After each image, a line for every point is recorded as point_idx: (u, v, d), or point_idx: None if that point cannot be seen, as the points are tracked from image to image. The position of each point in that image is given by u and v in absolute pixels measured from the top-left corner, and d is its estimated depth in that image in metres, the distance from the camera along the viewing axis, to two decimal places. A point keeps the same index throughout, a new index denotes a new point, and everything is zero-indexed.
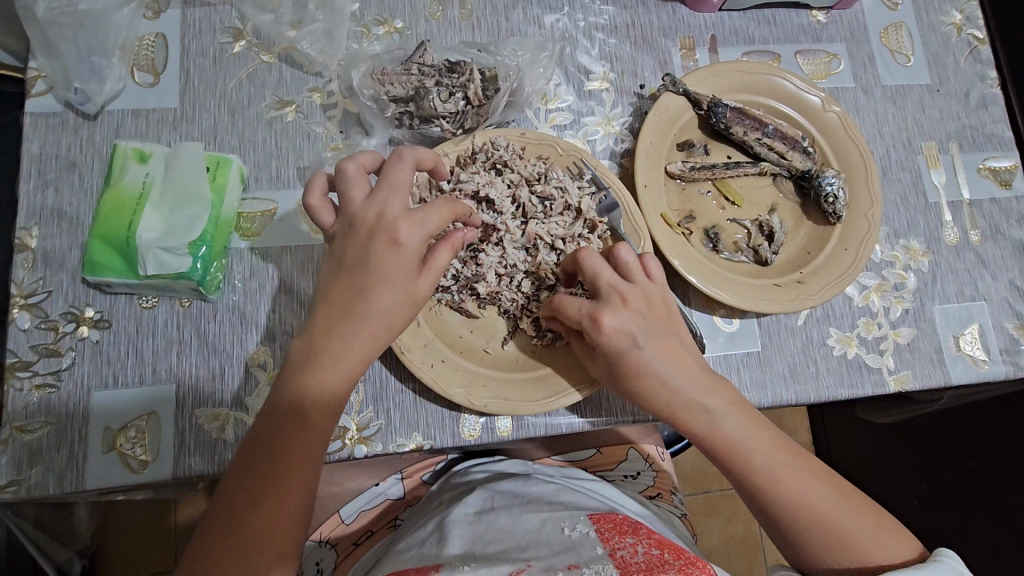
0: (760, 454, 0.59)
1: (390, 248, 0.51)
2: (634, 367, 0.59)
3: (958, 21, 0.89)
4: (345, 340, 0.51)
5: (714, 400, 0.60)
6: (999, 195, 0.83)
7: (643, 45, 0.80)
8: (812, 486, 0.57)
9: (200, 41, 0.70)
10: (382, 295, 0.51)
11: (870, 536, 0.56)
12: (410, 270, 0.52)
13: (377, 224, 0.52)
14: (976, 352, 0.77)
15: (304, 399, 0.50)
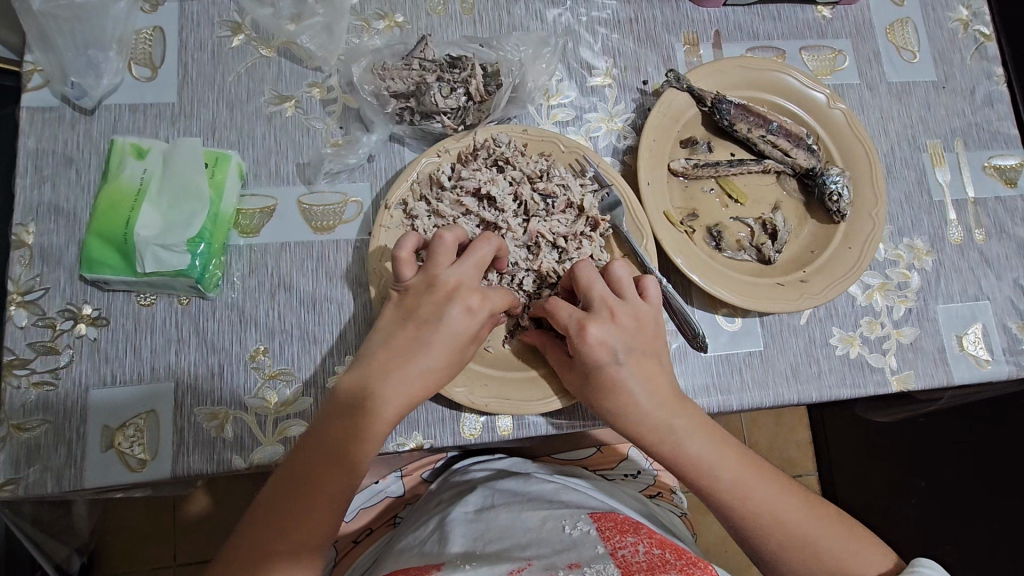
0: (730, 473, 0.58)
1: (465, 313, 0.57)
2: (607, 386, 0.59)
3: (964, 17, 0.88)
4: (408, 398, 0.56)
5: (681, 419, 0.59)
6: (1004, 193, 0.83)
7: (646, 40, 0.79)
8: (783, 500, 0.58)
9: (198, 34, 0.70)
10: (452, 363, 0.57)
11: (839, 546, 0.57)
12: (472, 336, 0.58)
13: (454, 291, 0.57)
14: (979, 352, 0.76)
15: (356, 440, 0.54)
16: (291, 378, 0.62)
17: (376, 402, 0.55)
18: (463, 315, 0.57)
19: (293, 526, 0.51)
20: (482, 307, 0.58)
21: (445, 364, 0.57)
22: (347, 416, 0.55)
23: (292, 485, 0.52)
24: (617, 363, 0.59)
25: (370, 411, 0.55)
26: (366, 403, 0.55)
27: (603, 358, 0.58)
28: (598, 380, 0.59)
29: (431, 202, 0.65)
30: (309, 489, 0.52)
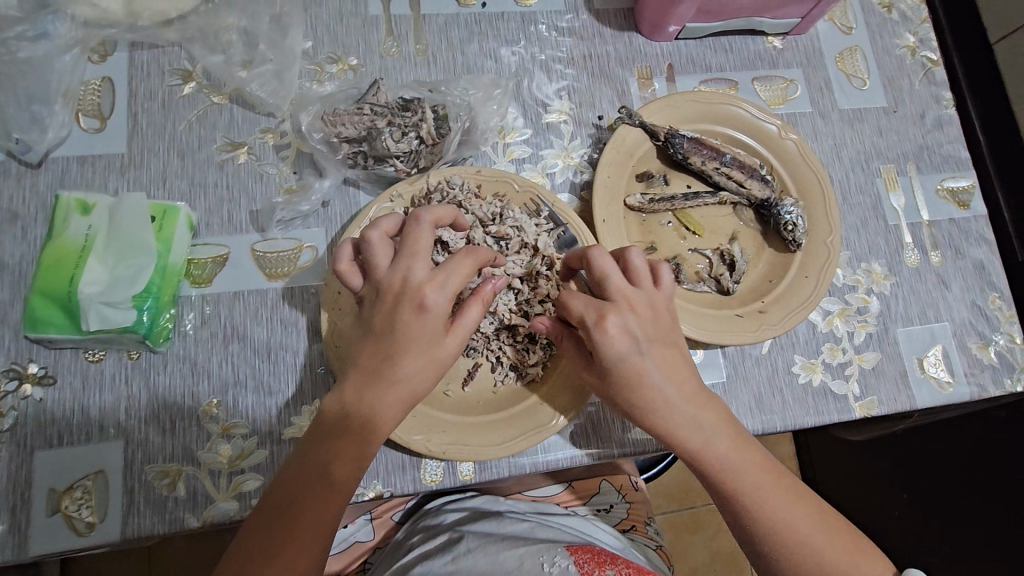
0: (751, 478, 0.57)
1: (416, 313, 0.52)
2: (634, 384, 0.56)
3: (912, 44, 0.91)
4: (375, 408, 0.52)
5: (708, 415, 0.58)
6: (958, 215, 0.84)
7: (600, 76, 0.80)
8: (796, 509, 0.57)
9: (148, 84, 0.69)
10: (415, 366, 0.52)
11: (842, 556, 0.57)
12: (441, 334, 0.53)
13: (406, 290, 0.52)
14: (940, 374, 0.77)
15: (333, 457, 0.51)
16: (247, 432, 0.61)
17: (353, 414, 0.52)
18: (413, 314, 0.52)
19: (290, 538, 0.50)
20: (435, 300, 0.52)
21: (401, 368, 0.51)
22: (331, 426, 0.52)
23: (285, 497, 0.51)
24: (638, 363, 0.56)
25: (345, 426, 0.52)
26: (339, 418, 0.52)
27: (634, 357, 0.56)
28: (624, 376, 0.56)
29: None
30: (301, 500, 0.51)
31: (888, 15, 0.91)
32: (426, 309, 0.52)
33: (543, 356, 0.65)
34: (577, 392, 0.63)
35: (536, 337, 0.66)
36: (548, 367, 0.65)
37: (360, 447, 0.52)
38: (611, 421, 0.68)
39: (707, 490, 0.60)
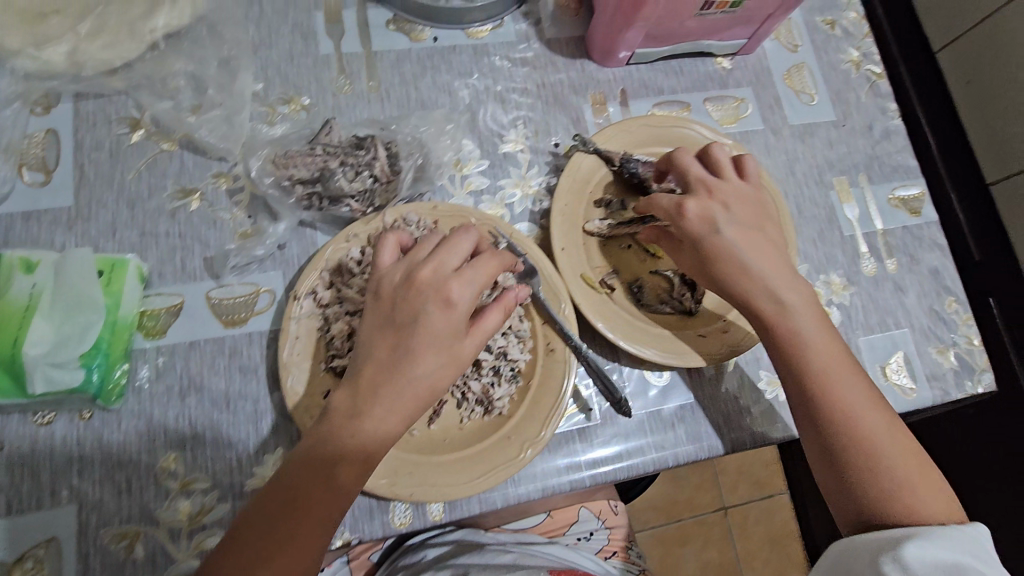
0: (822, 359, 0.63)
1: (443, 309, 0.56)
2: (767, 282, 0.65)
3: (855, 58, 0.93)
4: (385, 410, 0.54)
5: (789, 292, 0.65)
6: (911, 222, 0.86)
7: (554, 104, 0.81)
8: (861, 400, 0.62)
9: (95, 134, 0.68)
10: (439, 362, 0.56)
11: (898, 458, 0.60)
12: (461, 331, 0.57)
13: (436, 282, 0.57)
14: (903, 380, 0.78)
15: (338, 462, 0.52)
16: (206, 486, 0.59)
17: (369, 411, 0.54)
18: (438, 309, 0.56)
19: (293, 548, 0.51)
20: (459, 295, 0.57)
21: (424, 364, 0.55)
22: (344, 421, 0.54)
23: (285, 500, 0.52)
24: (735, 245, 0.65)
25: (352, 428, 0.53)
26: (352, 416, 0.54)
27: (737, 244, 0.65)
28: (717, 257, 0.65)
29: (341, 288, 0.63)
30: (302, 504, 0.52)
31: (831, 31, 0.94)
32: (452, 307, 0.56)
33: (508, 389, 0.65)
34: (543, 421, 0.62)
35: (500, 370, 0.66)
36: (513, 400, 0.65)
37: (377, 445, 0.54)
38: (581, 450, 0.68)
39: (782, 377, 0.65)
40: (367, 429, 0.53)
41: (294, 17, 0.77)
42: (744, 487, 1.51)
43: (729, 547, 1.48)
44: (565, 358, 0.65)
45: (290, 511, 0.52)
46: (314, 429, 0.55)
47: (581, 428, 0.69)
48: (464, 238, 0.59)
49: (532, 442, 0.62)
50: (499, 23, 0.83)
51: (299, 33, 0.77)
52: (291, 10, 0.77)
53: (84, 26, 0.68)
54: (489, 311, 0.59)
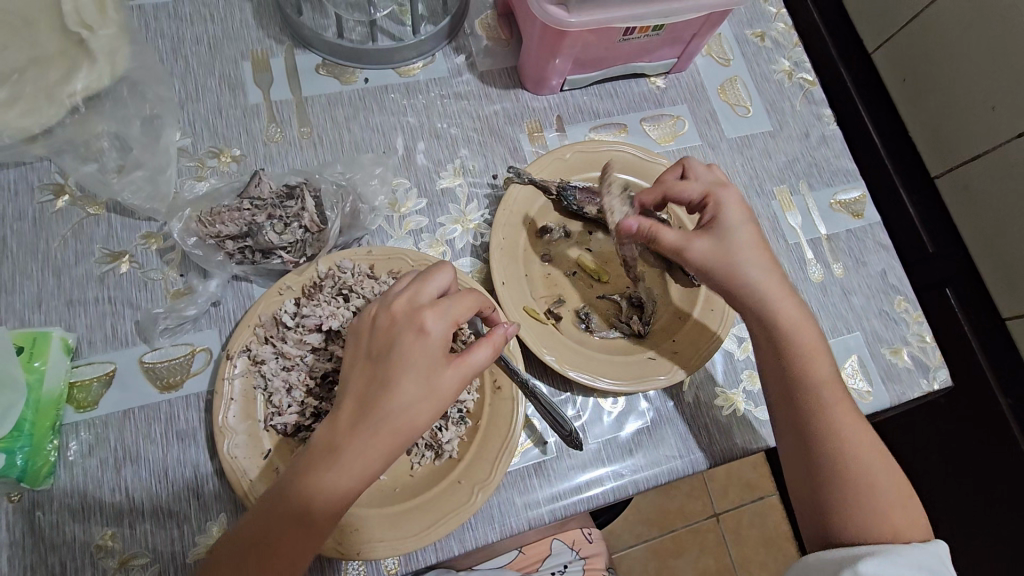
0: (828, 373, 0.65)
1: (416, 336, 0.53)
2: (764, 293, 0.65)
3: (787, 68, 0.95)
4: (359, 451, 0.50)
5: (795, 314, 0.66)
6: (854, 225, 0.87)
7: (490, 135, 0.81)
8: (860, 421, 0.64)
9: (17, 203, 0.67)
10: (418, 398, 0.51)
11: (890, 480, 0.63)
12: (441, 364, 0.52)
13: (414, 314, 0.54)
14: (859, 385, 0.78)
15: (303, 514, 0.50)
16: (146, 562, 0.57)
17: (343, 452, 0.50)
18: (414, 338, 0.52)
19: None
20: (434, 324, 0.53)
21: (401, 398, 0.51)
22: (314, 462, 0.51)
23: (254, 546, 0.50)
24: (746, 240, 0.66)
25: (321, 467, 0.50)
26: (327, 453, 0.51)
27: (747, 239, 0.66)
28: (733, 251, 0.65)
29: (276, 343, 0.62)
30: (271, 547, 0.50)
31: (761, 43, 0.95)
32: (428, 337, 0.53)
33: (457, 431, 0.64)
34: (492, 462, 0.61)
35: (447, 413, 0.64)
36: (462, 442, 0.63)
37: (350, 488, 0.50)
38: (539, 487, 0.67)
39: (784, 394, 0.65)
40: (335, 479, 0.50)
41: (220, 70, 0.77)
42: (735, 489, 1.50)
43: (724, 556, 1.46)
44: (512, 395, 0.64)
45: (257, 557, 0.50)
46: (279, 480, 0.52)
47: (537, 463, 0.68)
48: (443, 273, 0.57)
49: (483, 485, 0.60)
50: (430, 59, 0.84)
51: (226, 85, 0.77)
52: (217, 63, 0.77)
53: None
54: (475, 348, 0.54)
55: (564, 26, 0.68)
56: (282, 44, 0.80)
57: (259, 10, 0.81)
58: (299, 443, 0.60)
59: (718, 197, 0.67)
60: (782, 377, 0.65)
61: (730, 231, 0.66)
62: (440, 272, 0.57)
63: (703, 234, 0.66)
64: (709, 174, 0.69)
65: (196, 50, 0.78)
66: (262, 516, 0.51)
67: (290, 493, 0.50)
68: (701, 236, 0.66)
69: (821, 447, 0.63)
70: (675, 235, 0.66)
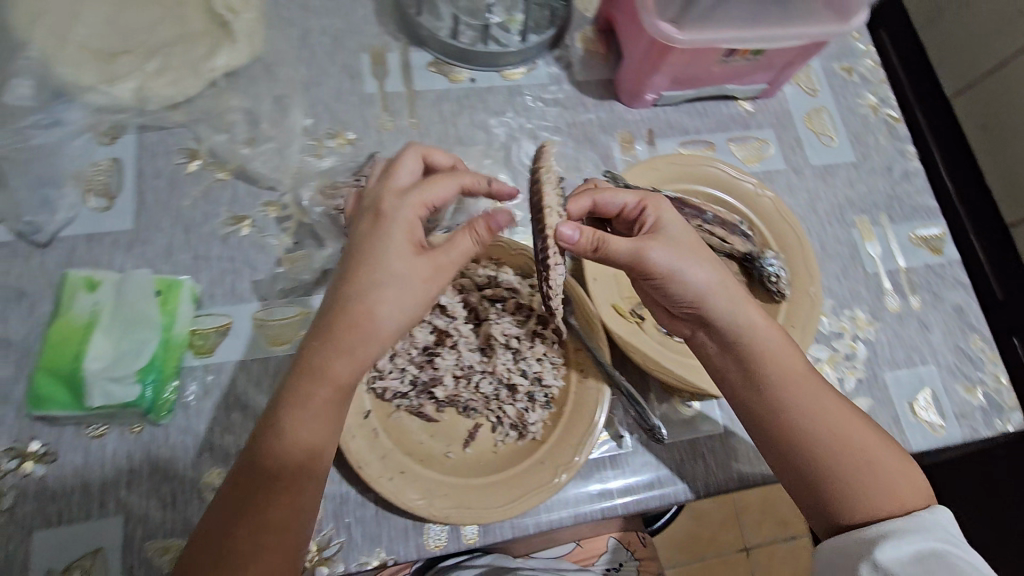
0: (788, 364, 0.63)
1: (373, 220, 0.57)
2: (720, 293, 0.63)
3: (873, 103, 0.97)
4: (332, 366, 0.54)
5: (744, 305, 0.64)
6: (933, 261, 0.88)
7: (584, 142, 0.85)
8: (832, 403, 0.62)
9: (155, 163, 0.73)
10: (383, 285, 0.55)
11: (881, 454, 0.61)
12: (408, 252, 0.56)
13: (377, 206, 0.58)
14: (932, 418, 0.78)
15: (286, 441, 0.54)
16: None
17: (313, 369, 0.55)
18: (376, 227, 0.57)
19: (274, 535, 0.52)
20: (391, 210, 0.57)
21: (361, 289, 0.54)
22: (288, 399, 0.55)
23: (256, 488, 0.53)
24: (686, 242, 0.64)
25: (292, 405, 0.54)
26: (298, 379, 0.55)
27: (685, 242, 0.64)
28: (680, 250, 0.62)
29: None
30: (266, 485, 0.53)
31: (849, 77, 0.97)
32: (387, 228, 0.56)
33: (542, 414, 0.67)
34: (575, 446, 0.63)
35: (534, 396, 0.67)
36: (546, 425, 0.66)
37: (325, 418, 0.55)
38: (611, 478, 0.69)
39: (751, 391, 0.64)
40: (300, 412, 0.54)
41: (342, 59, 0.82)
42: (768, 526, 1.48)
43: None
44: (597, 385, 0.65)
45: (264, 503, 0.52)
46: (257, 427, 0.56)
47: (613, 455, 0.70)
48: (407, 157, 0.62)
49: (566, 465, 0.62)
50: (532, 66, 0.88)
51: (346, 73, 0.82)
52: (340, 53, 0.83)
53: (151, 64, 0.73)
54: (453, 239, 0.57)
55: (672, 42, 0.71)
56: (399, 40, 0.85)
57: (380, 7, 0.86)
58: (394, 408, 0.65)
59: (656, 203, 0.65)
60: (746, 377, 0.64)
61: (675, 234, 0.63)
62: (407, 159, 0.62)
63: (655, 238, 0.63)
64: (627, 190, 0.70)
65: (321, 40, 0.83)
66: (255, 465, 0.53)
67: (264, 437, 0.54)
68: (652, 241, 0.62)
69: (800, 439, 0.61)
70: (626, 243, 0.61)
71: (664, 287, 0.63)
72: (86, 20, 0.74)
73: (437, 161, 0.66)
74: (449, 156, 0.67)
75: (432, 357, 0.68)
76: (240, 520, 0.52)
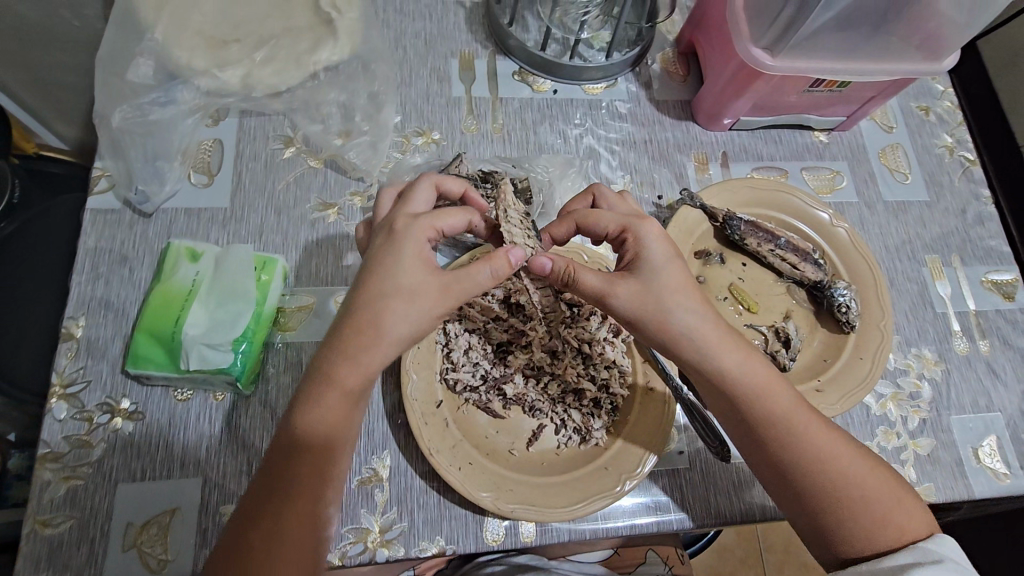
0: (781, 404, 0.61)
1: (386, 238, 0.57)
2: (701, 341, 0.60)
3: (949, 143, 0.96)
4: (335, 367, 0.54)
5: (729, 349, 0.61)
6: (1004, 307, 0.86)
7: (659, 159, 0.86)
8: (826, 443, 0.60)
9: (254, 146, 0.76)
10: (389, 297, 0.54)
11: (878, 489, 0.60)
12: (420, 271, 0.55)
13: (392, 226, 0.58)
14: (996, 465, 0.77)
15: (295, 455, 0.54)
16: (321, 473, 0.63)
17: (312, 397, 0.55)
18: (388, 244, 0.57)
19: (298, 526, 0.53)
20: (403, 229, 0.57)
21: (367, 300, 0.54)
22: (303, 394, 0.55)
23: (279, 465, 0.54)
24: (676, 279, 0.61)
25: (305, 404, 0.55)
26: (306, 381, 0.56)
27: (676, 278, 0.61)
28: (661, 290, 0.60)
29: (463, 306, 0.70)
30: (285, 469, 0.54)
31: (926, 117, 0.97)
32: (400, 243, 0.56)
33: (606, 421, 0.67)
34: (640, 456, 0.63)
35: (600, 402, 0.68)
36: (611, 433, 0.66)
37: (335, 416, 0.55)
38: (668, 492, 0.69)
39: (742, 429, 0.63)
40: (328, 406, 0.54)
41: (432, 62, 0.86)
42: (791, 570, 1.42)
43: None
44: (665, 396, 0.66)
45: (284, 498, 0.53)
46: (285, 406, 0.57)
47: (670, 468, 0.70)
48: (420, 190, 0.62)
49: (630, 474, 0.62)
50: (613, 82, 0.89)
51: (435, 76, 0.85)
52: (430, 56, 0.86)
53: (259, 53, 0.77)
54: (470, 267, 0.56)
55: (763, 67, 0.73)
56: (488, 48, 0.88)
57: (471, 16, 0.89)
58: (464, 401, 0.66)
59: (636, 232, 0.63)
60: (733, 409, 0.62)
61: (653, 272, 0.61)
62: (419, 190, 0.62)
63: (626, 275, 0.61)
64: (620, 205, 0.69)
65: (413, 43, 0.86)
66: (278, 445, 0.55)
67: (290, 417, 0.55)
68: (624, 279, 0.61)
69: (789, 473, 0.60)
70: (597, 279, 0.61)
71: (632, 325, 0.62)
72: (204, 8, 0.78)
73: (449, 188, 0.67)
74: (459, 184, 0.68)
75: (505, 355, 0.70)
76: (265, 512, 0.53)
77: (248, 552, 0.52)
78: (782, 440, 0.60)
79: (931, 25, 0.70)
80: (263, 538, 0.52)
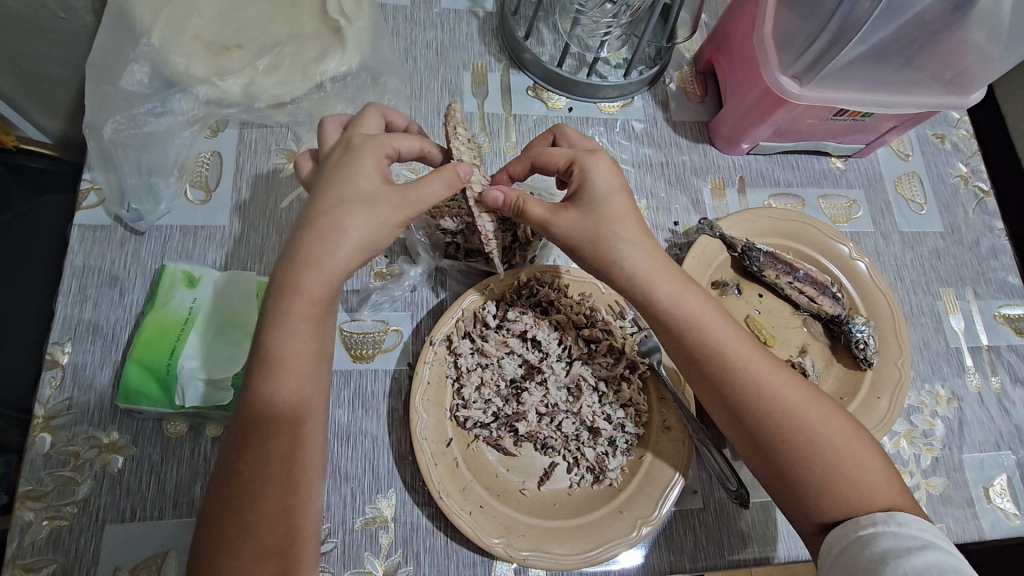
0: (725, 335, 0.59)
1: (343, 150, 0.55)
2: (641, 267, 0.58)
3: (964, 173, 0.94)
4: (294, 280, 0.51)
5: (668, 280, 0.59)
6: (1017, 342, 0.85)
7: (675, 182, 0.84)
8: (773, 378, 0.58)
9: (255, 160, 0.73)
10: (349, 201, 0.52)
11: (834, 433, 0.57)
12: (377, 177, 0.54)
13: (347, 141, 0.56)
14: (1007, 505, 0.76)
15: (263, 432, 0.50)
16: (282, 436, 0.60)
17: (271, 350, 0.51)
18: (344, 158, 0.54)
19: (277, 492, 0.50)
20: (360, 144, 0.55)
21: (347, 212, 0.51)
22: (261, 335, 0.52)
23: (238, 434, 0.50)
24: (620, 212, 0.58)
25: (277, 370, 0.51)
26: (263, 309, 0.52)
27: (618, 210, 0.59)
28: (598, 222, 0.58)
29: (476, 339, 0.67)
30: (257, 439, 0.50)
31: (941, 145, 0.95)
32: (357, 156, 0.54)
33: (622, 461, 0.64)
34: (656, 498, 0.60)
35: (615, 441, 0.65)
36: (626, 472, 0.64)
37: (297, 329, 0.51)
38: (679, 534, 0.67)
39: (686, 361, 0.61)
40: (288, 380, 0.51)
41: (444, 75, 0.82)
42: None
43: None
44: (683, 438, 0.63)
45: (261, 457, 0.49)
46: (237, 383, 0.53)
47: (685, 511, 0.68)
48: (370, 118, 0.60)
49: (647, 518, 0.59)
50: (630, 99, 0.86)
51: (447, 89, 0.82)
52: (441, 68, 0.82)
53: (262, 61, 0.72)
54: (424, 178, 0.54)
55: (789, 96, 0.71)
56: (501, 61, 0.84)
57: (484, 27, 0.86)
58: (473, 438, 0.64)
59: (584, 165, 0.60)
60: (676, 341, 0.60)
61: (596, 202, 0.58)
62: (366, 116, 0.60)
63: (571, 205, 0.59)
64: (580, 143, 0.66)
65: (425, 53, 0.83)
66: (235, 423, 0.51)
67: (251, 383, 0.51)
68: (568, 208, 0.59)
69: (741, 410, 0.58)
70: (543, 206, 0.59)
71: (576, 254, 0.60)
72: (204, 11, 0.73)
73: (394, 122, 0.64)
74: (402, 118, 0.65)
75: (519, 391, 0.67)
76: (244, 474, 0.49)
77: (230, 511, 0.49)
78: (722, 373, 0.58)
79: (964, 61, 0.68)
80: (246, 500, 0.49)
